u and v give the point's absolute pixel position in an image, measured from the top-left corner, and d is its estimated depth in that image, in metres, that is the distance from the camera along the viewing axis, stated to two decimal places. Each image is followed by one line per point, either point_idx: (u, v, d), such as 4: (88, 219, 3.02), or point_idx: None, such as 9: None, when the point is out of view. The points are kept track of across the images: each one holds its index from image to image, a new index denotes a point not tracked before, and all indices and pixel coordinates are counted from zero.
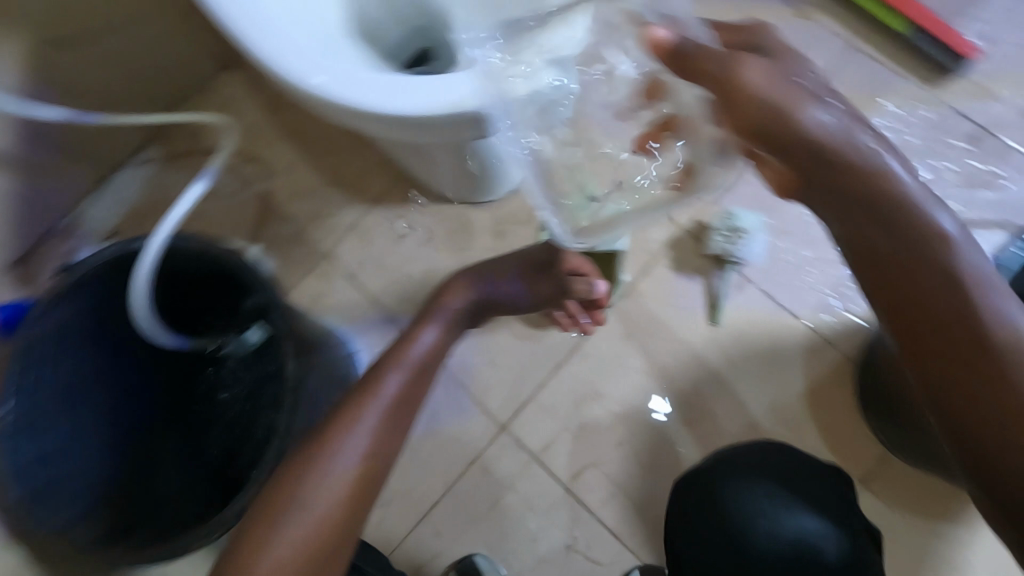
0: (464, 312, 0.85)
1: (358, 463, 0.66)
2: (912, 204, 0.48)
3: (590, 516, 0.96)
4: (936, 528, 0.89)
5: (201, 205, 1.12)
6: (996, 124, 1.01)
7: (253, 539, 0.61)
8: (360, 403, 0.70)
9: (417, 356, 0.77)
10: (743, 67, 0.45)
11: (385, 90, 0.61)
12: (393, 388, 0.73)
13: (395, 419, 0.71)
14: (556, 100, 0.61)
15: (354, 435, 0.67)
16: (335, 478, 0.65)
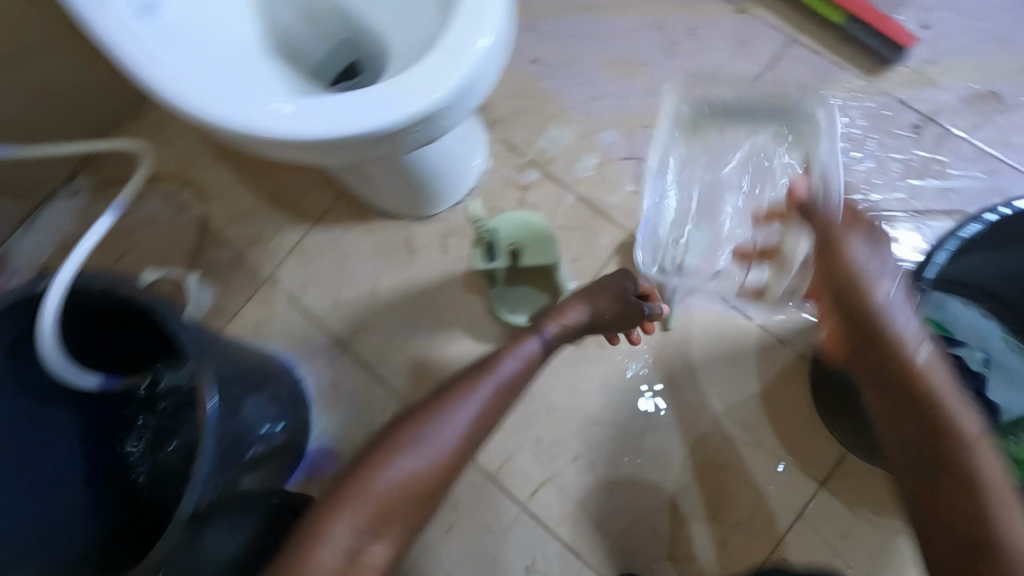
0: (567, 333, 0.77)
1: (441, 451, 0.59)
2: (928, 371, 0.54)
3: (547, 535, 0.92)
4: (894, 527, 0.88)
5: (137, 231, 1.08)
6: (941, 112, 0.99)
7: (360, 472, 0.56)
8: (467, 386, 0.65)
9: (529, 351, 0.72)
10: (845, 240, 0.61)
11: (285, 110, 0.60)
12: (506, 374, 0.68)
13: (493, 412, 0.65)
14: (461, 105, 0.61)
15: (445, 418, 0.61)
16: (418, 463, 0.58)
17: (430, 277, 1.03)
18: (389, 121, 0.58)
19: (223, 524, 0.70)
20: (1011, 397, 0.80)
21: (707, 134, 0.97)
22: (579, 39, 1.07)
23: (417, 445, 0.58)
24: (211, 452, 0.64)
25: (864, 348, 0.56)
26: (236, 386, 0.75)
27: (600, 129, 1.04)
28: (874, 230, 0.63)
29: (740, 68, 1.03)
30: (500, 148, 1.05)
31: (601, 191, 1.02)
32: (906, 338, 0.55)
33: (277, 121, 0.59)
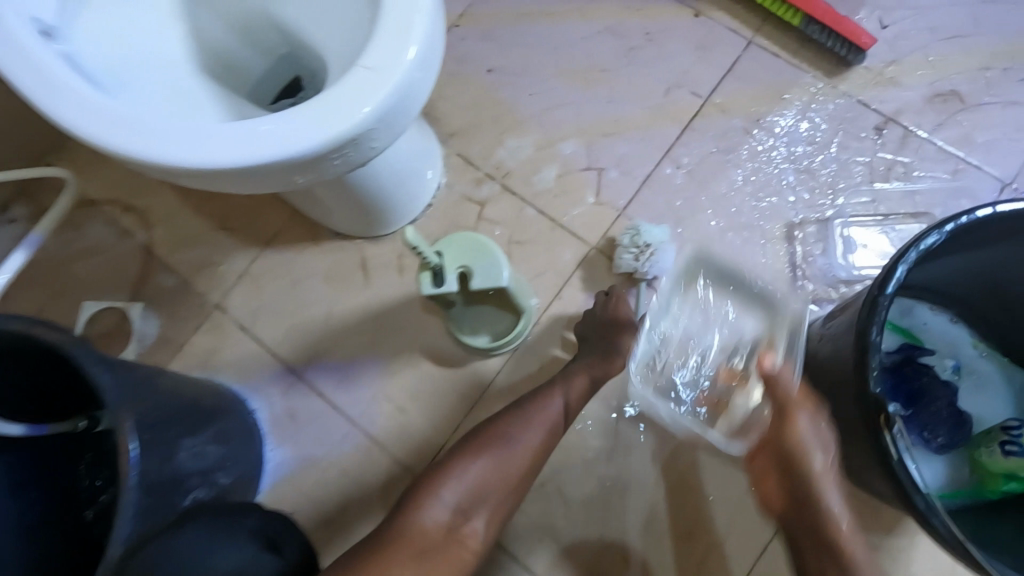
0: (573, 403, 0.79)
1: (523, 457, 0.72)
2: (842, 533, 0.62)
3: (516, 565, 0.88)
4: (875, 543, 0.85)
5: (78, 263, 1.02)
6: (903, 112, 0.97)
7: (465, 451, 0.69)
8: (539, 404, 0.76)
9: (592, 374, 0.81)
10: (799, 411, 0.65)
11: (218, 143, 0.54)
12: (562, 406, 0.78)
13: (554, 434, 0.76)
14: (385, 126, 0.57)
15: (529, 430, 0.73)
16: (509, 461, 0.70)
17: (387, 299, 0.98)
18: (305, 147, 0.54)
19: (199, 530, 0.62)
20: (983, 405, 0.78)
21: (701, 290, 0.83)
22: (533, 47, 1.03)
23: (512, 445, 0.71)
24: (132, 506, 0.62)
25: (803, 511, 0.63)
26: (171, 428, 0.71)
27: (558, 139, 1.01)
28: (820, 409, 0.67)
29: (698, 74, 1.01)
30: (456, 162, 1.01)
31: (561, 204, 0.98)
32: (830, 506, 0.62)
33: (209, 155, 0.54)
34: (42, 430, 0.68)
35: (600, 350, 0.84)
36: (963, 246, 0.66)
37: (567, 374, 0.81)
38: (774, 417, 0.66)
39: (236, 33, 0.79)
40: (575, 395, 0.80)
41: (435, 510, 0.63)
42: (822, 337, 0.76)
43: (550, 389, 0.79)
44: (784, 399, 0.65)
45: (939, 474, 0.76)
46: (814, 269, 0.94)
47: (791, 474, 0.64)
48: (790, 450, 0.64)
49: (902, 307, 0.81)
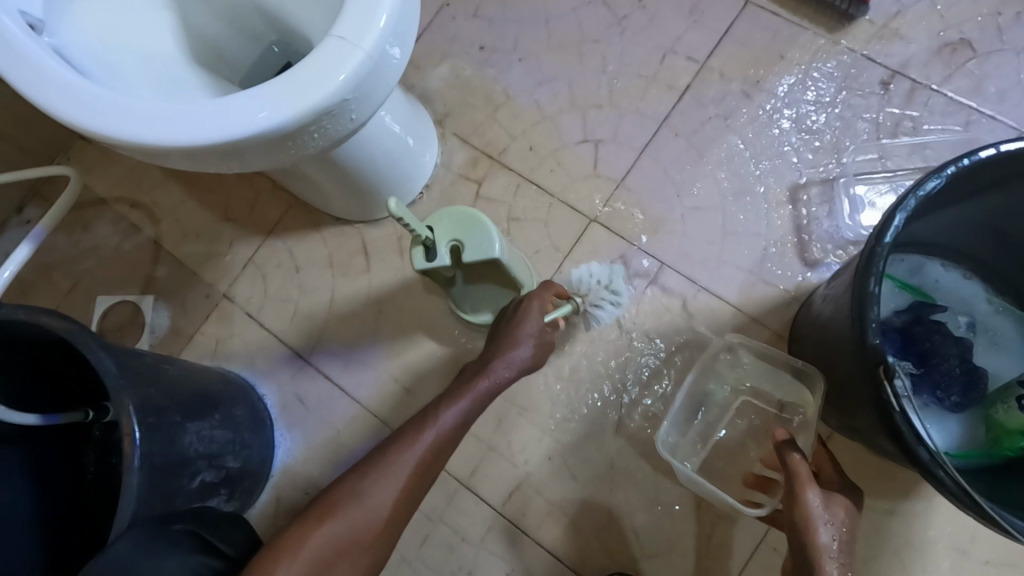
0: (446, 441, 0.68)
1: (379, 515, 0.63)
2: None
3: (525, 538, 0.90)
4: (887, 507, 0.84)
5: (93, 258, 1.05)
6: (911, 65, 0.94)
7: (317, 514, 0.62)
8: (403, 447, 0.66)
9: (489, 384, 0.70)
10: (808, 489, 0.65)
11: (198, 118, 0.55)
12: (429, 447, 0.67)
13: (422, 479, 0.66)
14: (361, 98, 0.57)
15: (383, 482, 0.64)
16: (356, 528, 0.62)
17: (388, 283, 0.99)
18: (279, 120, 0.54)
19: (146, 536, 0.57)
20: (996, 360, 0.75)
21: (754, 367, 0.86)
22: (524, 23, 1.02)
23: (360, 505, 0.63)
24: (136, 485, 0.62)
25: None
26: (171, 414, 0.71)
27: (553, 114, 0.99)
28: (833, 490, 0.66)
29: (695, 38, 0.98)
30: (452, 141, 1.01)
31: (557, 178, 0.97)
32: None
33: (171, 127, 0.55)
34: (57, 420, 0.70)
35: (470, 376, 0.71)
36: (968, 193, 0.64)
37: (432, 402, 0.70)
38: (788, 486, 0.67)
39: (226, 21, 0.79)
40: (447, 429, 0.68)
41: None
42: (825, 298, 0.74)
43: (421, 420, 0.68)
44: (790, 474, 0.66)
45: (951, 432, 0.74)
46: (820, 231, 0.91)
47: (797, 555, 0.65)
48: (797, 527, 0.65)
49: (912, 266, 0.79)
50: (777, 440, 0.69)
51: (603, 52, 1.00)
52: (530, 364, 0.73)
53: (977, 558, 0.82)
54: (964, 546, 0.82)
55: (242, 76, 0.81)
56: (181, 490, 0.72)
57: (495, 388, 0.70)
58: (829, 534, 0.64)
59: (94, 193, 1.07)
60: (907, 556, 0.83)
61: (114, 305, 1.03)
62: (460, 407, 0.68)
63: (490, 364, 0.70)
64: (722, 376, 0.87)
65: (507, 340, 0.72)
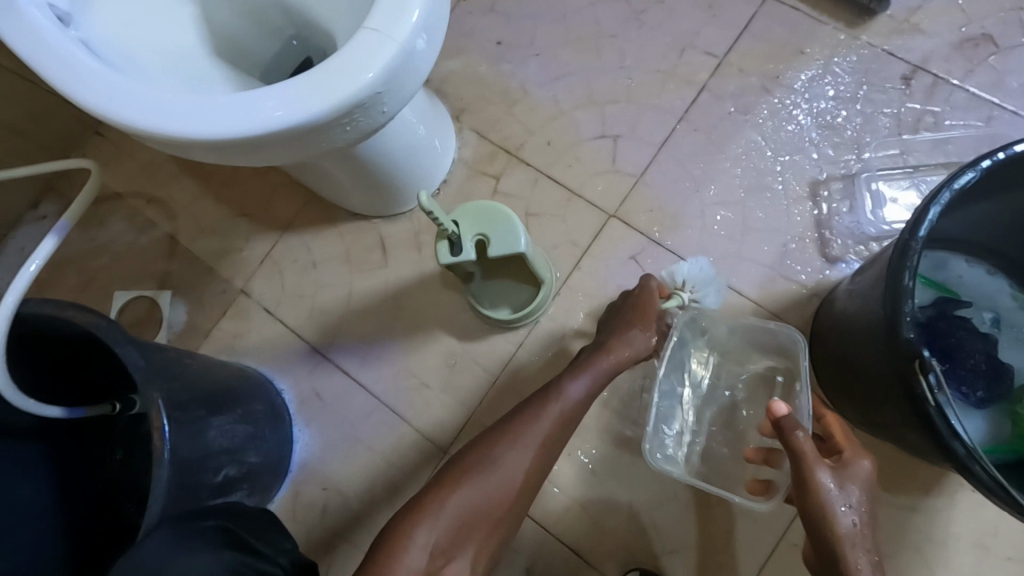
0: (578, 411, 0.73)
1: (515, 479, 0.68)
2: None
3: (543, 533, 0.90)
4: (908, 503, 0.84)
5: (109, 253, 1.05)
6: (931, 59, 0.93)
7: (458, 474, 0.67)
8: (535, 414, 0.71)
9: (614, 361, 0.75)
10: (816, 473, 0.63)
11: (233, 112, 0.54)
12: (561, 415, 0.71)
13: (552, 446, 0.71)
14: (393, 91, 0.56)
15: (517, 449, 0.69)
16: (495, 489, 0.67)
17: (405, 278, 0.99)
18: (313, 112, 0.53)
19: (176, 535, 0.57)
20: (1022, 356, 0.75)
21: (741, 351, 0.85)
22: (542, 18, 1.02)
23: (501, 470, 0.68)
24: (163, 481, 0.62)
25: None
26: (195, 409, 0.71)
27: (571, 109, 0.99)
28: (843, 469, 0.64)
29: (714, 33, 0.98)
30: (469, 136, 1.01)
31: (576, 173, 0.97)
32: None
33: (202, 122, 0.55)
34: (80, 413, 0.70)
35: (594, 353, 0.77)
36: (997, 188, 0.64)
37: (565, 372, 0.75)
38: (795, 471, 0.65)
39: (247, 14, 0.78)
40: (576, 404, 0.72)
41: (411, 558, 0.60)
42: (850, 294, 0.74)
43: (551, 389, 0.73)
44: (795, 456, 0.64)
45: (976, 428, 0.73)
46: (840, 226, 0.91)
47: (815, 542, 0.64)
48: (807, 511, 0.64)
49: (936, 262, 0.78)
50: (775, 423, 0.65)
51: (622, 46, 0.99)
52: (650, 349, 0.79)
53: (998, 554, 0.82)
54: (986, 542, 0.82)
55: (262, 72, 0.81)
56: (205, 484, 0.71)
57: (615, 367, 0.76)
58: (845, 515, 0.63)
59: (110, 187, 1.07)
60: (928, 552, 0.82)
61: (132, 300, 1.03)
62: (588, 379, 0.74)
63: (611, 346, 0.76)
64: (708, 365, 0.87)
65: (628, 324, 0.79)
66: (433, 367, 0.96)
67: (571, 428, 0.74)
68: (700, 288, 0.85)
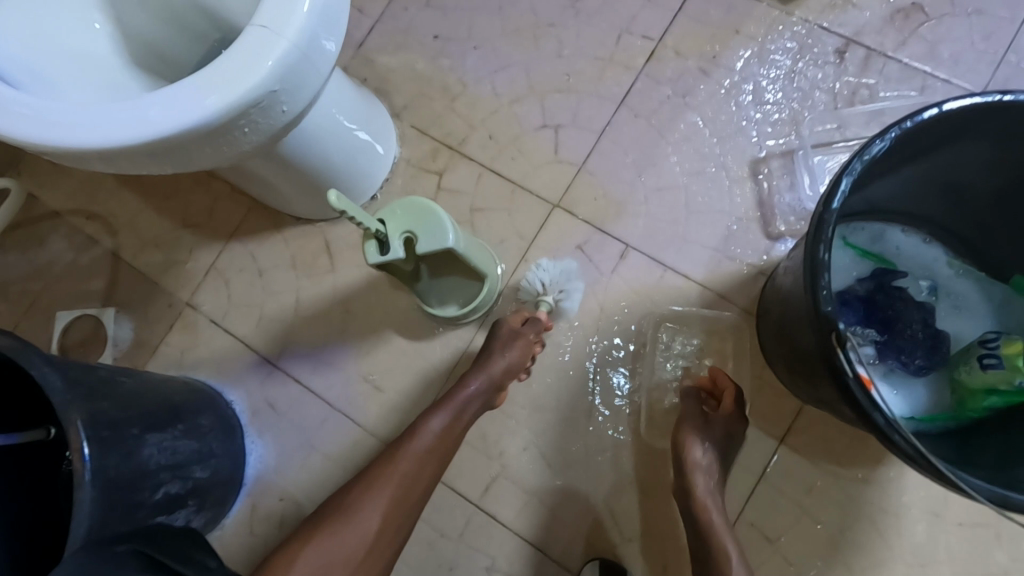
0: (437, 449, 0.73)
1: (371, 531, 0.67)
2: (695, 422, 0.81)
3: (504, 530, 0.89)
4: (861, 476, 0.84)
5: (50, 273, 1.03)
6: (865, 31, 0.93)
7: (310, 531, 0.67)
8: (388, 461, 0.71)
9: (466, 398, 0.76)
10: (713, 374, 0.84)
11: (126, 121, 0.53)
12: (417, 457, 0.71)
13: (411, 488, 0.70)
14: (291, 88, 0.55)
15: (372, 497, 0.68)
16: (351, 539, 0.66)
17: (352, 280, 0.97)
18: (203, 116, 0.52)
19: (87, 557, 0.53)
20: (959, 323, 0.76)
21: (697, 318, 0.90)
22: (478, 10, 1.01)
23: (353, 523, 0.66)
24: (87, 501, 0.61)
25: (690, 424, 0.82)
26: (128, 425, 0.69)
27: (511, 101, 0.98)
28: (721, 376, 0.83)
29: (650, 16, 0.97)
30: (409, 133, 0.99)
31: (519, 165, 0.96)
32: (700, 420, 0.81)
33: (92, 134, 0.53)
34: (15, 440, 0.66)
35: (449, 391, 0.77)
36: (911, 156, 0.64)
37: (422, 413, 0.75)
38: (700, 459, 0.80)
39: (164, 21, 0.77)
40: (430, 443, 0.72)
41: None
42: (787, 270, 0.74)
43: (405, 435, 0.73)
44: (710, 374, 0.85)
45: (917, 398, 0.74)
46: (782, 204, 0.91)
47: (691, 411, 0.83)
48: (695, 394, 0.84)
49: (873, 233, 0.79)
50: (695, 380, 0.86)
51: (559, 35, 0.98)
52: (510, 370, 0.79)
53: (949, 520, 0.82)
54: (937, 508, 0.83)
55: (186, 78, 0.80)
56: (142, 503, 0.70)
57: (469, 401, 0.76)
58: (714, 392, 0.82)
59: (48, 205, 1.05)
60: (882, 523, 0.83)
61: (75, 320, 1.00)
62: (441, 415, 0.74)
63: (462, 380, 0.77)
64: (675, 322, 0.91)
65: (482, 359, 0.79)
66: (386, 370, 0.95)
67: (435, 470, 0.73)
68: (563, 288, 0.90)
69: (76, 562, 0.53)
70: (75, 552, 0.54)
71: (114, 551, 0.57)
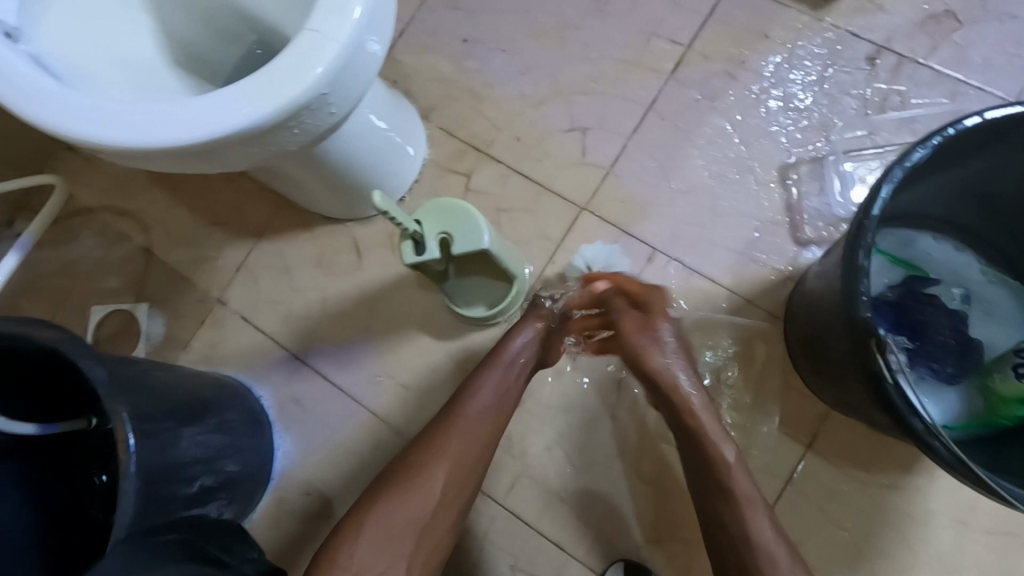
0: (499, 403, 0.74)
1: (437, 491, 0.69)
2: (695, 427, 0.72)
3: (528, 529, 0.90)
4: (887, 482, 0.84)
5: (84, 269, 1.05)
6: (895, 37, 0.93)
7: (375, 490, 0.69)
8: (449, 419, 0.72)
9: (520, 351, 0.77)
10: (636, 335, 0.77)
11: (183, 121, 0.54)
12: (476, 414, 0.72)
13: (474, 444, 0.71)
14: (340, 91, 0.56)
15: (437, 458, 0.70)
16: (418, 499, 0.68)
17: (380, 279, 0.99)
18: (256, 117, 0.53)
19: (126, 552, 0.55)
20: (992, 330, 0.75)
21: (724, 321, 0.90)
22: (506, 13, 1.02)
23: (418, 483, 0.68)
24: (132, 491, 0.63)
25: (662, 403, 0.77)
26: (167, 420, 0.71)
27: (538, 103, 0.99)
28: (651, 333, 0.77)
29: (678, 21, 0.98)
30: (438, 135, 1.00)
31: (546, 167, 0.97)
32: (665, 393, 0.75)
33: (149, 134, 0.54)
34: (54, 429, 0.69)
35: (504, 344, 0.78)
36: (950, 162, 0.64)
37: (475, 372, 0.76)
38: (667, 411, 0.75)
39: (202, 24, 0.78)
40: (488, 401, 0.73)
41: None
42: (818, 275, 0.74)
43: (462, 394, 0.74)
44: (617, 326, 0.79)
45: (950, 404, 0.74)
46: (811, 209, 0.91)
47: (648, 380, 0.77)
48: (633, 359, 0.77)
49: (902, 238, 0.79)
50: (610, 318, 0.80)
51: (586, 38, 0.99)
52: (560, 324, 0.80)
53: (977, 529, 0.82)
54: (964, 516, 0.82)
55: (221, 80, 0.81)
56: (179, 496, 0.71)
57: (527, 353, 0.77)
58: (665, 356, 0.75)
59: (82, 202, 1.07)
60: (909, 529, 0.83)
61: (107, 314, 1.02)
62: (498, 370, 0.75)
63: (515, 332, 0.78)
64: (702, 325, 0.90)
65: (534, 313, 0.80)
66: (412, 367, 0.96)
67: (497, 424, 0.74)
68: (608, 269, 0.91)
69: (116, 557, 0.55)
70: (122, 543, 0.56)
71: (156, 543, 0.58)
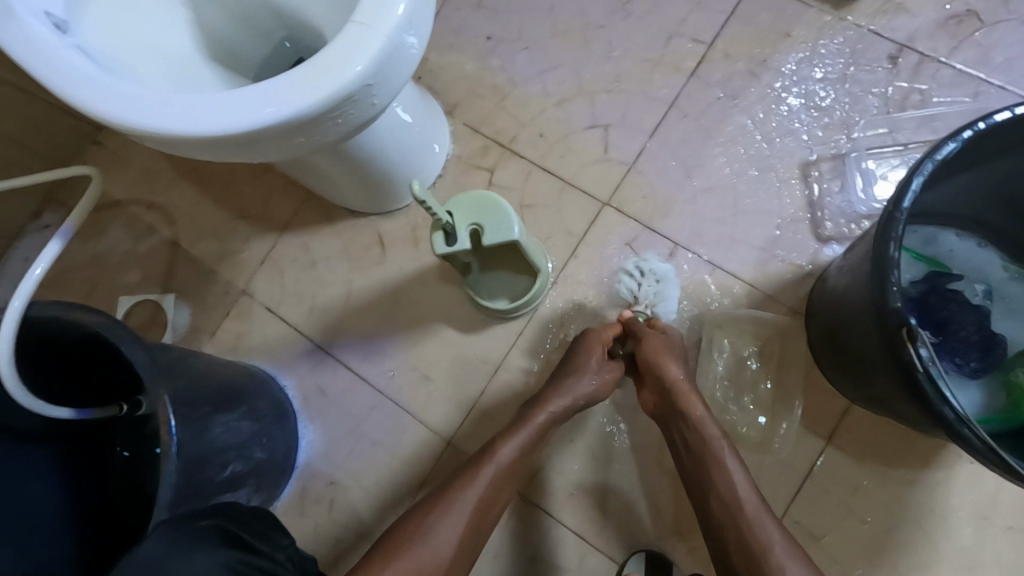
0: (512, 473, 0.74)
1: (448, 553, 0.66)
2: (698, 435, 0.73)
3: (548, 520, 0.91)
4: (908, 477, 0.85)
5: (112, 260, 1.07)
6: (917, 37, 0.94)
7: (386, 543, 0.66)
8: (466, 481, 0.72)
9: (543, 421, 0.77)
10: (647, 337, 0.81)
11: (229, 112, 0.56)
12: (491, 479, 0.72)
13: (485, 513, 0.71)
14: (383, 82, 0.58)
15: (449, 519, 0.68)
16: (428, 557, 0.65)
17: (403, 272, 1.00)
18: (302, 107, 0.55)
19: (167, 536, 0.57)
20: (1014, 325, 0.76)
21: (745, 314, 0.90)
22: (530, 11, 1.03)
23: (428, 540, 0.66)
24: (171, 474, 0.64)
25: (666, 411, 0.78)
26: (202, 406, 0.72)
27: (561, 100, 1.00)
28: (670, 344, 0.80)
29: (700, 20, 0.99)
30: (462, 130, 1.02)
31: (569, 164, 0.98)
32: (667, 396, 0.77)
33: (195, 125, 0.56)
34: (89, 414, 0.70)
35: (529, 411, 0.79)
36: (976, 159, 0.65)
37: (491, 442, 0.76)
38: (683, 438, 0.75)
39: (237, 20, 0.80)
40: (506, 467, 0.73)
41: None
42: (841, 270, 0.75)
43: (480, 458, 0.74)
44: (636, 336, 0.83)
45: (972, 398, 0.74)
46: (832, 207, 0.92)
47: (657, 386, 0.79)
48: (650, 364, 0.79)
49: (925, 236, 0.79)
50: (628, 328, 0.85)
51: (609, 37, 1.00)
52: (595, 396, 0.81)
53: (998, 525, 0.82)
54: (985, 512, 0.83)
55: (254, 75, 0.83)
56: (211, 481, 0.73)
57: (545, 425, 0.78)
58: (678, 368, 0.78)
59: (110, 195, 1.09)
60: (929, 524, 0.83)
61: (134, 305, 1.04)
62: (518, 439, 0.75)
63: (545, 402, 0.78)
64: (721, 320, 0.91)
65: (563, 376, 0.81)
66: (434, 360, 0.98)
67: (505, 495, 0.74)
68: (655, 295, 0.91)
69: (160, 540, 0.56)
70: (163, 527, 0.57)
71: (197, 526, 0.59)
